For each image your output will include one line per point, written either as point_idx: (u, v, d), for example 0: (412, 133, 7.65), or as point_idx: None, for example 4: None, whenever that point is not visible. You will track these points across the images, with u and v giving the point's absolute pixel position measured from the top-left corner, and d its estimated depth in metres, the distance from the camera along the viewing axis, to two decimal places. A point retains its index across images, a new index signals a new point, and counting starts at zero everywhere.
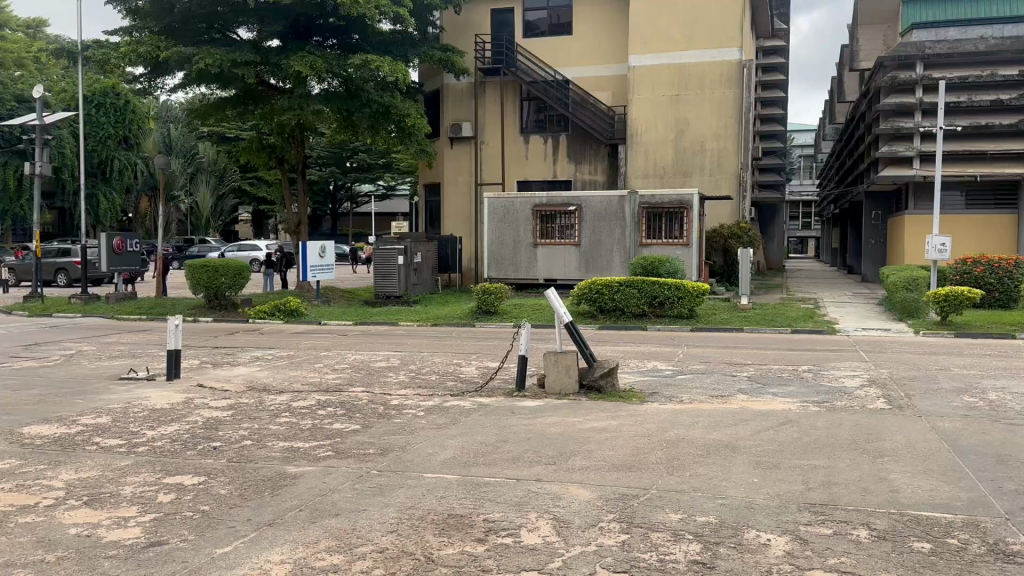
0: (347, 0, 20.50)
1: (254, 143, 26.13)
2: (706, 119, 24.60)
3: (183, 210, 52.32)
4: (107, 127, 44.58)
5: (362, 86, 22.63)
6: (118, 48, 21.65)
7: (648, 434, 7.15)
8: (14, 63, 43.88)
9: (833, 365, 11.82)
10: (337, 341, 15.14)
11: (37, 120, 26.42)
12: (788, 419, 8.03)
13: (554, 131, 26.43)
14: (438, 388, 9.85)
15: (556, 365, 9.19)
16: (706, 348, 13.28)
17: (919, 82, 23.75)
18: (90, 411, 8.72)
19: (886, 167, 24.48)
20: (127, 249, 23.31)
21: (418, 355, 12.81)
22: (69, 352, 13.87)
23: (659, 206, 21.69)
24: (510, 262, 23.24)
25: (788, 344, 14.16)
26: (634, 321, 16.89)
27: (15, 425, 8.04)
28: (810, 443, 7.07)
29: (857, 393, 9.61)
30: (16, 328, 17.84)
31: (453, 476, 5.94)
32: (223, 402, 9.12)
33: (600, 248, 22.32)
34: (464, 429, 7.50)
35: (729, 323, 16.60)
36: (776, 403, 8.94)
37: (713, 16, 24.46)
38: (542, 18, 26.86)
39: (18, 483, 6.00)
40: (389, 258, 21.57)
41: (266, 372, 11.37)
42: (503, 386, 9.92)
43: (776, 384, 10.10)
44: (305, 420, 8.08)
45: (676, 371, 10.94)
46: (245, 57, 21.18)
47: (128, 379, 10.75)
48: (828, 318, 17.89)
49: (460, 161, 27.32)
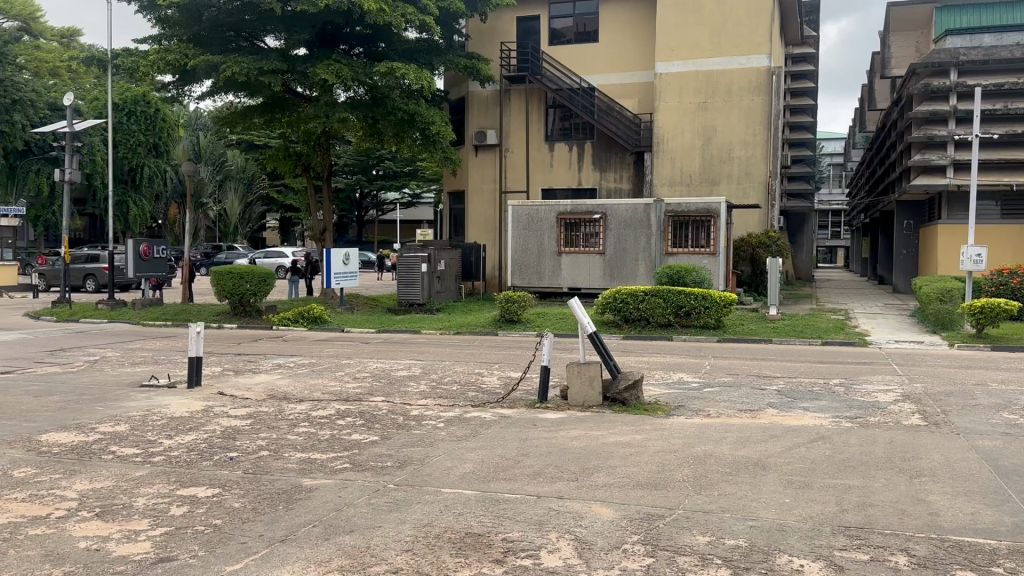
0: (373, 8, 20.51)
1: (281, 151, 26.25)
2: (734, 126, 24.30)
3: (211, 217, 52.68)
4: (137, 134, 45.08)
5: (387, 94, 22.60)
6: (147, 56, 21.79)
7: (674, 450, 6.93)
8: (48, 72, 44.53)
9: (866, 379, 11.49)
10: (359, 349, 15.03)
11: (67, 127, 26.63)
12: (820, 435, 7.77)
13: (579, 139, 26.26)
14: (459, 399, 9.68)
15: (579, 377, 8.98)
16: (734, 360, 13.01)
17: (953, 89, 23.28)
18: (108, 418, 8.67)
19: (919, 176, 24.02)
20: (154, 255, 23.45)
21: (440, 364, 12.66)
22: (93, 358, 13.89)
23: (685, 215, 21.43)
24: (534, 270, 23.03)
25: (819, 356, 13.82)
26: (660, 331, 16.64)
27: (34, 431, 7.99)
28: (844, 461, 6.80)
29: (891, 409, 9.29)
30: (43, 334, 17.99)
31: (471, 491, 5.77)
32: (242, 411, 9.02)
33: (625, 256, 22.08)
34: (485, 442, 7.34)
35: (756, 334, 16.27)
36: (808, 418, 8.66)
37: (741, 23, 24.18)
38: (568, 25, 26.73)
39: (30, 493, 5.91)
40: (413, 265, 21.45)
41: (287, 380, 11.28)
42: (525, 397, 9.73)
43: (807, 399, 9.80)
44: (323, 430, 7.95)
45: (703, 383, 10.69)
46: (272, 65, 21.23)
47: (149, 386, 10.71)
48: (860, 330, 17.52)
49: (485, 168, 27.22)
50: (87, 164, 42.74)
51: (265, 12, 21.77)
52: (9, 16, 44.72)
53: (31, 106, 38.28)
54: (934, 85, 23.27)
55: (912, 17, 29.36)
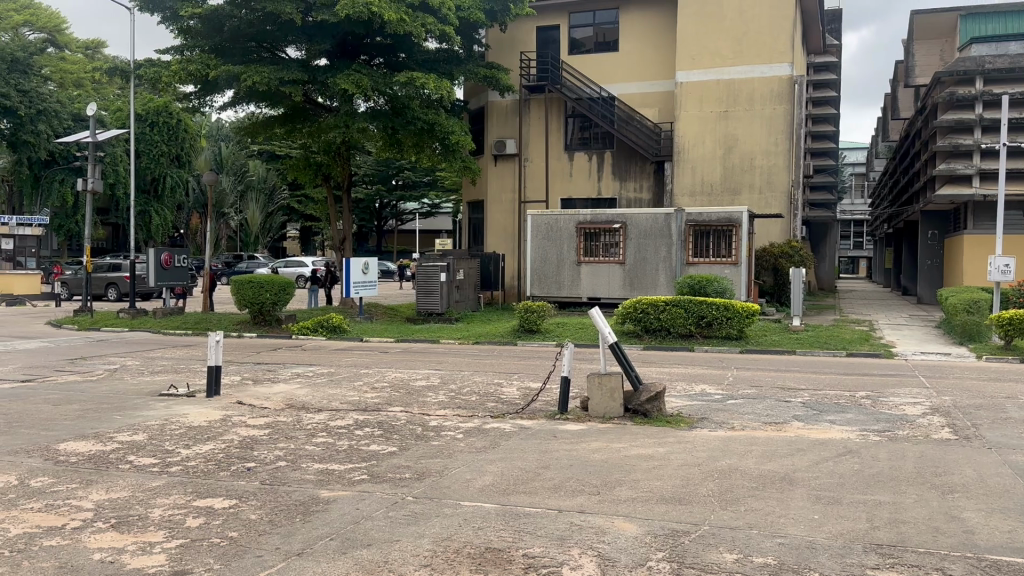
0: (394, 18, 20.55)
1: (301, 161, 26.33)
2: (756, 135, 24.10)
3: (233, 227, 52.95)
4: (160, 145, 45.47)
5: (407, 103, 22.63)
6: (169, 66, 21.93)
7: (698, 463, 6.78)
8: (72, 83, 45.04)
9: (892, 392, 11.24)
10: (377, 358, 14.97)
11: (91, 137, 26.85)
12: (848, 449, 7.58)
13: (598, 148, 26.15)
14: (478, 410, 9.56)
15: (600, 387, 8.84)
16: (757, 372, 12.81)
17: (979, 98, 22.98)
18: (126, 427, 8.64)
19: (944, 186, 23.72)
20: (176, 264, 23.55)
21: (459, 375, 12.55)
22: (113, 367, 13.91)
23: (706, 224, 21.24)
24: (553, 280, 22.90)
25: (844, 368, 13.59)
26: (680, 341, 16.46)
27: (52, 440, 7.97)
28: (873, 477, 6.61)
29: (920, 422, 9.07)
30: (65, 342, 18.10)
31: (491, 505, 5.65)
32: (260, 420, 8.96)
33: (645, 267, 21.91)
34: (504, 453, 7.22)
35: (779, 345, 16.05)
36: (835, 431, 8.46)
37: (763, 32, 24.02)
38: (588, 35, 26.67)
39: (47, 503, 5.87)
40: (431, 275, 21.40)
41: (305, 389, 11.21)
42: (545, 408, 9.59)
43: (833, 411, 9.60)
44: (341, 441, 7.87)
45: (725, 395, 10.51)
46: (293, 75, 21.33)
47: (168, 395, 10.69)
48: (885, 341, 17.25)
49: (504, 177, 27.17)
50: (110, 174, 43.25)
51: (285, 22, 21.87)
52: (35, 29, 45.35)
53: (56, 117, 38.70)
54: (959, 94, 22.99)
55: (937, 25, 29.05)
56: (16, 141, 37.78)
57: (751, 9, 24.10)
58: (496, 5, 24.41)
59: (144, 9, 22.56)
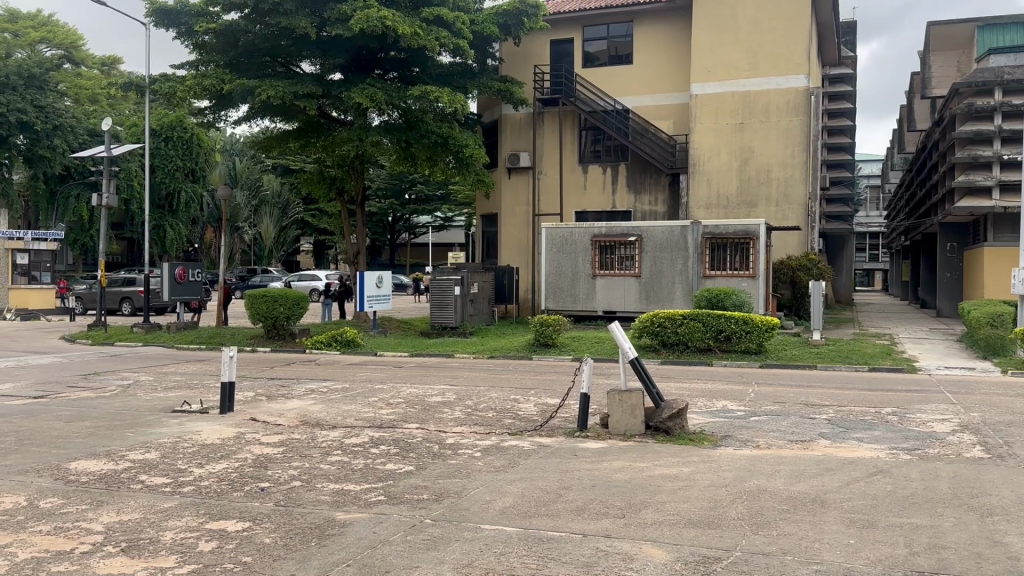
0: (409, 32, 20.53)
1: (315, 175, 26.26)
2: (772, 148, 23.89)
3: (247, 241, 53.00)
4: (175, 160, 45.73)
5: (421, 117, 22.57)
6: (184, 81, 21.95)
7: (724, 485, 6.57)
8: (88, 99, 45.33)
9: (919, 408, 10.95)
10: (392, 373, 14.78)
11: (106, 152, 26.90)
12: (879, 469, 7.34)
13: (613, 160, 25.99)
14: (496, 427, 9.36)
15: (620, 405, 8.63)
16: (779, 387, 12.56)
17: (998, 109, 22.67)
18: (139, 445, 8.50)
19: (964, 198, 23.39)
20: (190, 278, 23.51)
21: (475, 390, 12.34)
22: (126, 382, 13.80)
23: (723, 237, 21.00)
24: (568, 293, 22.70)
25: (868, 383, 13.29)
26: (699, 356, 16.22)
27: (63, 459, 7.84)
28: (907, 498, 6.37)
29: (951, 440, 8.81)
30: (78, 357, 18.03)
31: (513, 528, 5.46)
32: (274, 438, 8.80)
33: (661, 280, 21.70)
34: (524, 473, 7.02)
35: (799, 359, 15.79)
36: (863, 450, 8.22)
37: (779, 44, 23.86)
38: (602, 48, 26.57)
39: (56, 526, 5.72)
40: (445, 289, 21.25)
41: (320, 405, 11.05)
42: (563, 425, 9.38)
43: (860, 429, 9.34)
44: (356, 459, 7.69)
45: (748, 412, 10.26)
46: (308, 89, 21.33)
47: (182, 412, 10.55)
48: (907, 355, 16.94)
49: (518, 190, 27.06)
50: (125, 189, 43.53)
51: (300, 37, 21.86)
52: (52, 45, 45.79)
53: (71, 132, 38.94)
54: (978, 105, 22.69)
55: (954, 36, 28.82)
56: (32, 156, 38.00)
57: (767, 21, 23.95)
58: (510, 19, 24.37)
59: (159, 25, 22.64)
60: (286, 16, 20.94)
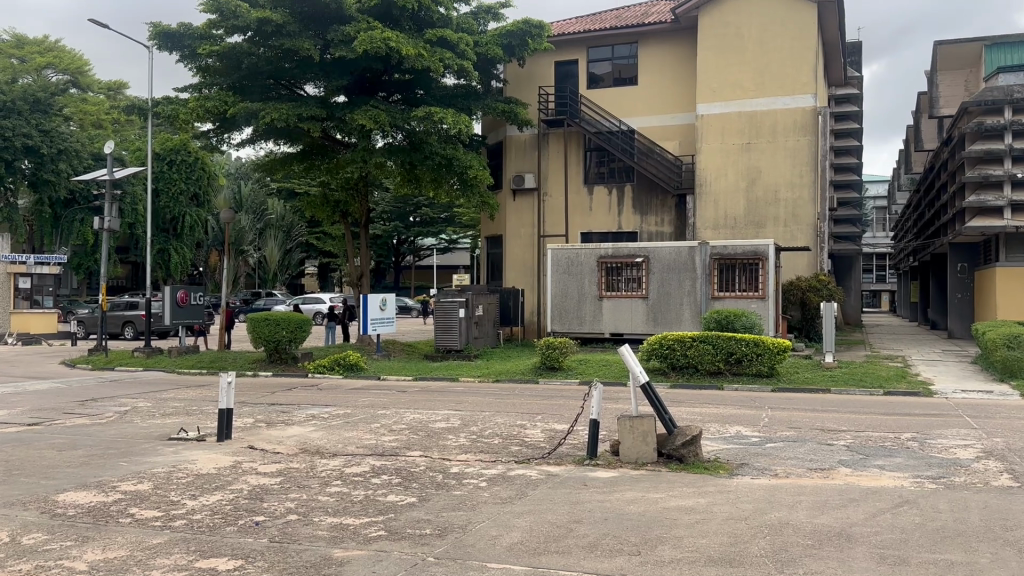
0: (413, 53, 20.41)
1: (319, 198, 26.04)
2: (780, 167, 23.66)
3: (252, 264, 52.78)
4: (179, 183, 45.67)
5: (425, 139, 22.38)
6: (186, 104, 21.78)
7: (744, 517, 6.23)
8: (93, 124, 45.36)
9: (940, 433, 10.58)
10: (395, 398, 14.43)
11: (109, 175, 26.75)
12: (905, 499, 6.99)
13: (618, 181, 25.80)
14: (501, 454, 9.01)
15: (632, 431, 8.29)
16: (792, 412, 12.19)
17: (1008, 127, 22.43)
18: (132, 475, 8.19)
19: (974, 218, 23.09)
20: (192, 302, 23.26)
21: (480, 415, 11.98)
22: (123, 409, 13.46)
23: (732, 258, 20.69)
24: (574, 315, 22.39)
25: (884, 408, 12.91)
26: (709, 379, 15.86)
27: (51, 491, 7.52)
28: (938, 531, 6.02)
29: (976, 467, 8.46)
30: (78, 382, 17.73)
31: (521, 566, 5.13)
32: (272, 467, 8.47)
33: (669, 301, 21.38)
34: (533, 505, 6.67)
35: (813, 383, 15.41)
36: (886, 479, 7.86)
37: (785, 64, 23.71)
38: (607, 70, 26.44)
39: (37, 564, 5.39)
40: (450, 311, 20.98)
41: (320, 432, 10.71)
42: (572, 452, 9.03)
43: (880, 456, 8.98)
44: (356, 490, 7.35)
45: (764, 438, 9.90)
46: (311, 111, 21.19)
47: (178, 439, 10.23)
48: (922, 378, 16.57)
49: (523, 212, 26.83)
50: (128, 213, 43.49)
51: (304, 60, 21.76)
52: (59, 70, 46.05)
53: (76, 157, 38.90)
54: (987, 124, 22.46)
55: (961, 55, 28.65)
56: (37, 180, 37.97)
57: (773, 41, 23.80)
58: (513, 41, 24.25)
59: (163, 48, 22.53)
60: (289, 38, 20.84)
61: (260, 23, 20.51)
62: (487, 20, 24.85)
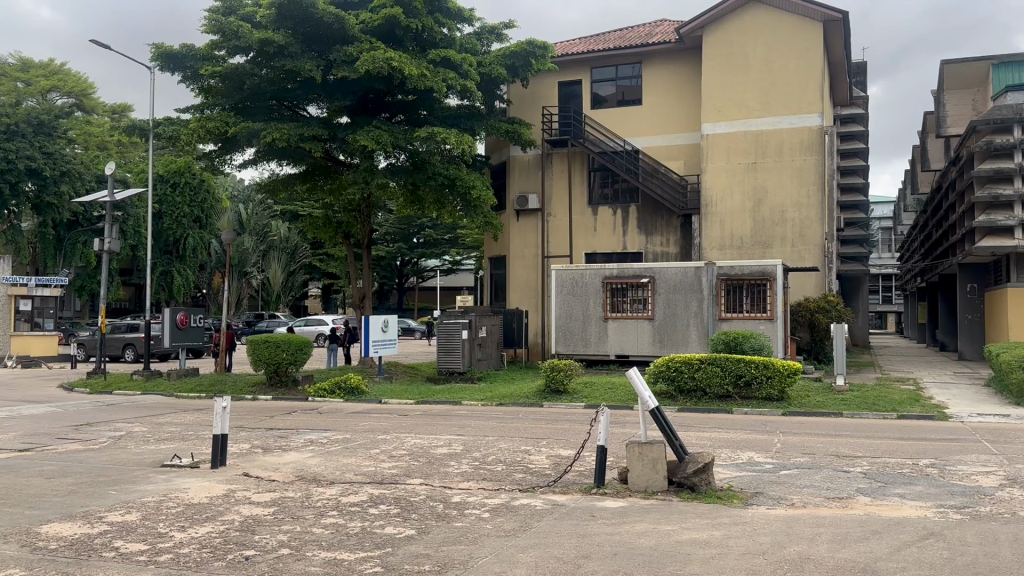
0: (416, 72, 20.24)
1: (321, 219, 25.79)
2: (787, 187, 23.40)
3: (255, 285, 52.56)
4: (182, 206, 45.52)
5: (428, 159, 22.18)
6: (188, 125, 21.64)
7: (762, 552, 5.89)
8: (97, 146, 45.27)
9: (960, 459, 10.20)
10: (395, 422, 14.08)
11: (109, 197, 26.46)
12: (931, 531, 6.63)
13: (623, 201, 25.56)
14: (505, 482, 8.67)
15: (640, 459, 7.95)
16: (805, 437, 11.84)
17: (1017, 146, 22.13)
18: (120, 505, 7.85)
19: (984, 239, 22.73)
20: (192, 324, 22.93)
21: (483, 441, 11.62)
22: (118, 434, 13.14)
23: (740, 278, 20.38)
24: (579, 337, 22.07)
25: (900, 432, 12.53)
26: (718, 403, 15.49)
27: (34, 522, 7.19)
28: (967, 567, 5.65)
29: (1000, 495, 8.09)
30: (73, 407, 17.38)
31: None
32: (267, 497, 8.12)
33: (675, 323, 21.04)
34: (538, 539, 6.32)
35: (824, 406, 15.03)
36: (909, 509, 7.49)
37: (791, 84, 23.50)
38: (610, 91, 26.29)
39: None
40: (452, 332, 20.68)
41: (318, 459, 10.36)
42: (578, 480, 8.69)
43: (900, 484, 8.61)
44: (352, 522, 7.01)
45: (778, 465, 9.55)
46: (313, 131, 21.01)
47: (171, 466, 9.90)
48: (937, 401, 16.12)
49: (527, 232, 26.59)
50: (130, 235, 43.29)
51: (306, 80, 21.64)
52: (63, 93, 46.33)
53: (78, 179, 38.67)
54: (996, 143, 22.17)
55: (968, 75, 28.43)
56: (40, 203, 37.87)
57: (778, 61, 23.65)
58: (518, 61, 24.09)
59: (165, 70, 22.43)
60: (291, 59, 20.65)
61: (262, 44, 20.30)
62: (490, 41, 24.76)
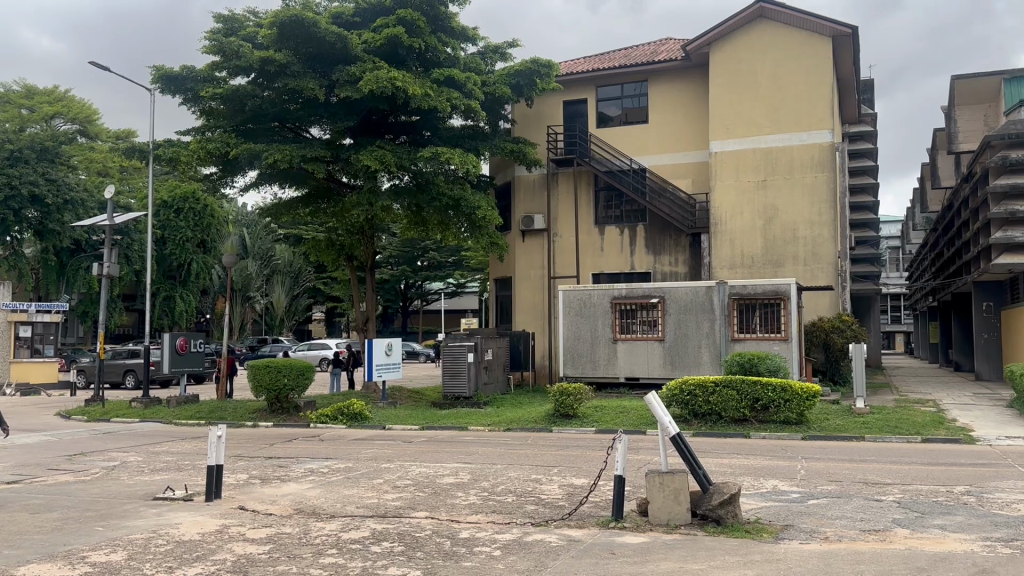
0: (420, 91, 19.87)
1: (324, 242, 25.25)
2: (797, 204, 22.98)
3: (258, 310, 52.21)
4: (185, 231, 45.23)
5: (432, 180, 21.74)
6: (188, 146, 21.29)
7: None
8: (98, 171, 45.30)
9: (995, 486, 9.63)
10: (399, 450, 13.54)
11: (109, 220, 26.00)
12: (982, 568, 6.07)
13: (630, 221, 25.15)
14: (518, 515, 8.14)
15: (661, 489, 7.41)
16: (829, 462, 11.27)
17: None
18: (105, 544, 7.34)
19: (1002, 256, 22.13)
20: (191, 350, 22.37)
21: (492, 469, 11.09)
22: (111, 465, 12.63)
23: (752, 297, 19.87)
24: (588, 358, 21.58)
25: (928, 457, 11.93)
26: (734, 427, 14.93)
27: (12, 563, 6.70)
28: None
29: None
30: (68, 435, 16.83)
31: None
32: (262, 533, 7.60)
33: (686, 344, 20.50)
34: None
35: (845, 430, 14.47)
36: (953, 542, 6.95)
37: (800, 100, 23.11)
38: (616, 111, 25.97)
39: None
40: (458, 356, 20.12)
41: (318, 490, 9.83)
42: (595, 512, 8.16)
43: (938, 514, 8.06)
44: (353, 562, 6.49)
45: (805, 494, 8.99)
46: (315, 152, 20.64)
47: (163, 500, 9.37)
48: (961, 424, 15.47)
49: (533, 253, 26.16)
50: (133, 260, 43.08)
51: (309, 100, 21.25)
52: (67, 120, 46.32)
53: (81, 205, 38.37)
54: (1012, 158, 21.72)
55: (979, 91, 28.05)
56: (43, 229, 37.54)
57: (786, 78, 23.28)
58: (522, 80, 23.81)
59: (166, 91, 22.12)
60: (293, 78, 20.35)
61: (263, 63, 20.04)
62: (495, 60, 24.50)
